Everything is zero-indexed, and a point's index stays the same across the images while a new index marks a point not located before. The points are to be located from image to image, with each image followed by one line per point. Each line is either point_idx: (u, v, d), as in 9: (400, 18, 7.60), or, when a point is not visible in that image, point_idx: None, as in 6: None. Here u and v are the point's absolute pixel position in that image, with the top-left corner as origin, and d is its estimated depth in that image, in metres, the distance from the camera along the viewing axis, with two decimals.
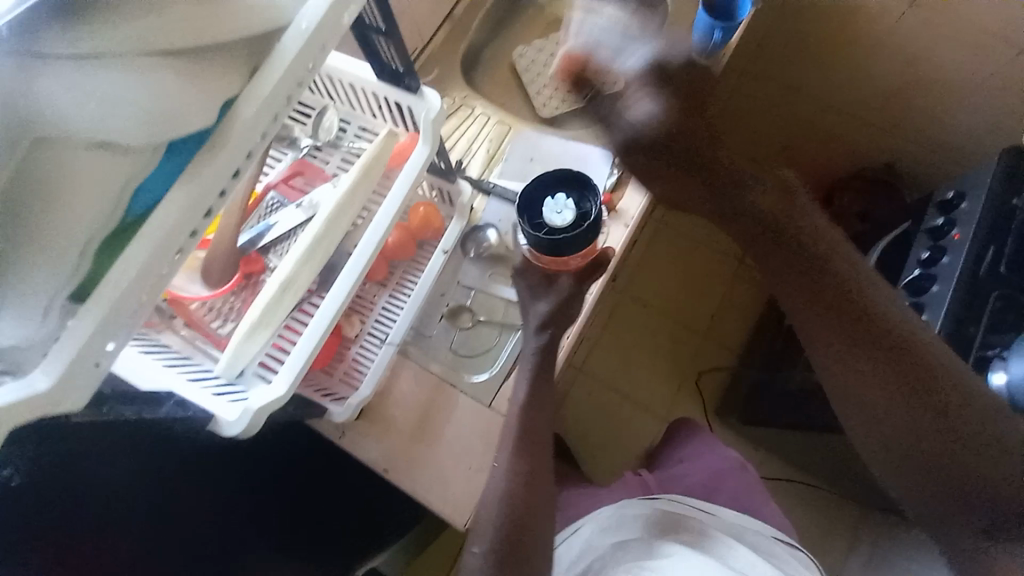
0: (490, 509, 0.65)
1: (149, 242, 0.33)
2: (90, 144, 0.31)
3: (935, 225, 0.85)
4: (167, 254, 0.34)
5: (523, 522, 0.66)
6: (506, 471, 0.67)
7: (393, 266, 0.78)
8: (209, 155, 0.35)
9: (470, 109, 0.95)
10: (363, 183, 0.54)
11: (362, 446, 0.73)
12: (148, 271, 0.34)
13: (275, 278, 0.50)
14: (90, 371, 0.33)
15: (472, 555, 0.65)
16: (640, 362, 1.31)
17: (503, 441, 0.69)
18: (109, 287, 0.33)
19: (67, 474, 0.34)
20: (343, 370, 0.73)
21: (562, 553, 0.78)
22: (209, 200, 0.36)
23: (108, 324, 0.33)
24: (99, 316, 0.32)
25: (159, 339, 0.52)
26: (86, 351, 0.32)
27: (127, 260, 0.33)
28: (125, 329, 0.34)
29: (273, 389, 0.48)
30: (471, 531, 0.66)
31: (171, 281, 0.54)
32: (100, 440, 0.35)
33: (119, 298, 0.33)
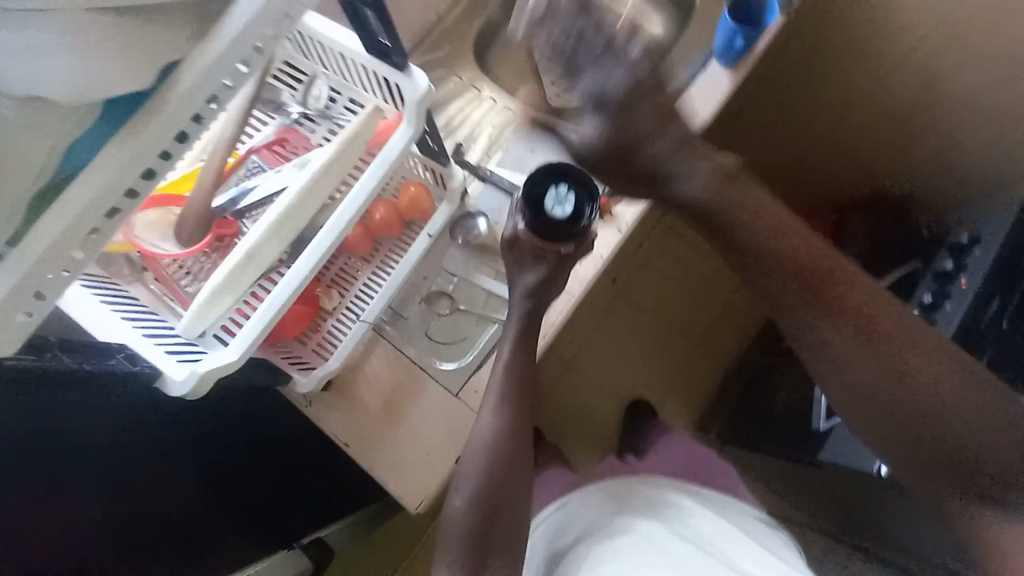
0: (474, 463, 0.64)
1: (74, 204, 0.35)
2: (21, 98, 0.32)
3: (943, 269, 0.81)
4: (95, 216, 0.36)
5: (507, 481, 0.64)
6: (492, 428, 0.66)
7: (378, 242, 0.77)
8: (147, 116, 0.36)
9: (477, 91, 0.93)
10: (343, 157, 0.54)
11: (326, 417, 0.73)
12: (76, 229, 0.36)
13: (240, 247, 0.51)
14: (20, 323, 0.36)
15: (451, 509, 0.64)
16: (630, 364, 1.27)
17: (488, 398, 0.69)
18: (35, 240, 0.35)
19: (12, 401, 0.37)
20: (317, 340, 0.73)
21: (542, 529, 0.77)
22: (149, 158, 0.37)
23: (28, 280, 0.35)
24: (31, 262, 0.35)
25: (127, 292, 0.53)
26: (12, 304, 0.35)
27: (56, 213, 0.35)
28: (60, 285, 0.37)
29: (226, 353, 0.49)
30: (453, 485, 0.65)
31: (140, 234, 0.53)
32: (38, 383, 0.38)
33: (44, 255, 0.35)
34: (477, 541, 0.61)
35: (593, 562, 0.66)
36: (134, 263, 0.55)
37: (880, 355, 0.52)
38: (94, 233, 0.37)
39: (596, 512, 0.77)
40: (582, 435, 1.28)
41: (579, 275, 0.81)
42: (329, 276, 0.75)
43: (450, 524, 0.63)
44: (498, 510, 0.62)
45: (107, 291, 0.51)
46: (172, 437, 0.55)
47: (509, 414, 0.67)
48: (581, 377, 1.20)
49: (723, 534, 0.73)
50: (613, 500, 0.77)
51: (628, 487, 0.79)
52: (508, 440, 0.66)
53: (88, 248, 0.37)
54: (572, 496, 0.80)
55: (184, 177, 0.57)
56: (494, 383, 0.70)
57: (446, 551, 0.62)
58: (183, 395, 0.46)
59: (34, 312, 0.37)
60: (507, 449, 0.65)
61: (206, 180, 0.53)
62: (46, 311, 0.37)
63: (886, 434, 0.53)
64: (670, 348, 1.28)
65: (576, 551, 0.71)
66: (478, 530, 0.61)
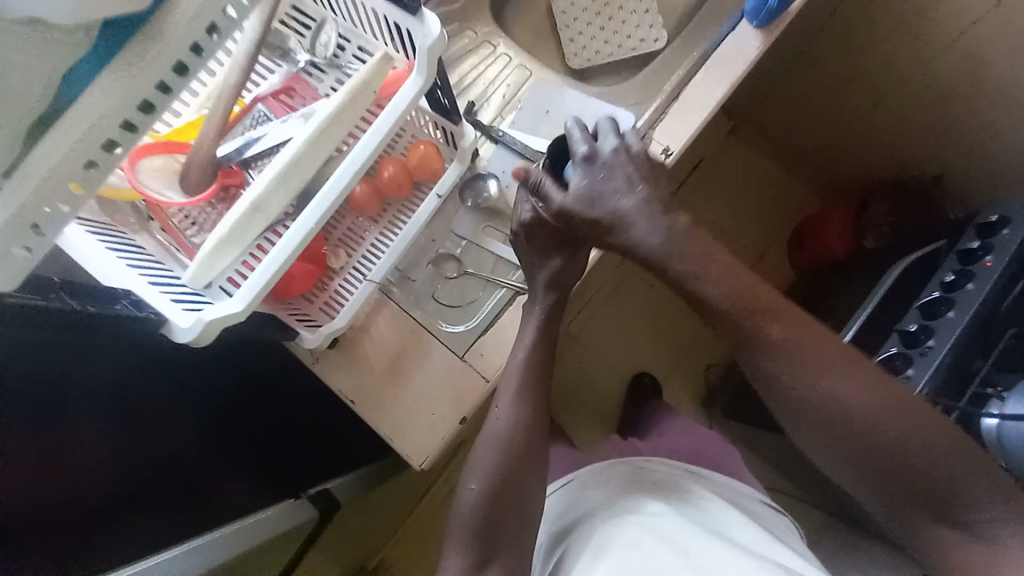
0: (487, 452, 0.66)
1: (69, 133, 0.36)
2: (25, 22, 0.33)
3: (968, 248, 0.78)
4: (90, 148, 0.38)
5: (518, 472, 0.65)
6: (510, 418, 0.68)
7: (386, 203, 0.76)
8: (144, 43, 0.37)
9: (492, 48, 0.89)
10: (350, 107, 0.52)
11: (332, 376, 0.74)
12: (72, 159, 0.37)
13: (246, 198, 0.50)
14: (22, 257, 0.38)
15: (467, 493, 0.65)
16: (635, 338, 1.32)
17: (504, 391, 0.69)
18: (35, 167, 0.37)
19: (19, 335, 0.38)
20: (324, 299, 0.73)
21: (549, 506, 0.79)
22: (145, 89, 0.38)
23: (27, 209, 0.37)
24: (30, 188, 0.37)
25: (132, 239, 0.52)
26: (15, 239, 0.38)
27: (54, 138, 0.36)
28: (57, 220, 0.39)
29: (230, 304, 0.49)
30: (467, 470, 0.67)
31: (145, 181, 0.52)
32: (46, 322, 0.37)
33: (40, 185, 0.37)
34: (484, 533, 0.62)
35: (599, 546, 0.67)
36: (140, 211, 0.54)
37: (864, 386, 0.53)
38: (91, 166, 0.39)
39: (601, 491, 0.78)
40: (584, 412, 1.31)
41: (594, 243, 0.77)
42: (337, 235, 0.75)
43: (462, 506, 0.65)
44: (509, 499, 0.64)
45: (114, 239, 0.50)
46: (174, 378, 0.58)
47: (514, 394, 0.68)
48: (585, 348, 1.32)
49: (728, 515, 0.72)
50: (613, 486, 0.78)
51: (629, 472, 0.80)
52: (526, 428, 0.68)
53: (85, 182, 0.39)
54: (572, 482, 0.83)
55: (189, 124, 0.55)
56: (512, 374, 0.70)
57: (459, 545, 0.63)
58: (188, 341, 0.45)
59: (33, 247, 0.39)
60: (522, 442, 0.67)
61: (210, 127, 0.51)
62: (45, 247, 0.39)
63: (867, 472, 0.52)
64: (676, 325, 1.32)
65: (577, 535, 0.73)
66: (490, 512, 0.63)
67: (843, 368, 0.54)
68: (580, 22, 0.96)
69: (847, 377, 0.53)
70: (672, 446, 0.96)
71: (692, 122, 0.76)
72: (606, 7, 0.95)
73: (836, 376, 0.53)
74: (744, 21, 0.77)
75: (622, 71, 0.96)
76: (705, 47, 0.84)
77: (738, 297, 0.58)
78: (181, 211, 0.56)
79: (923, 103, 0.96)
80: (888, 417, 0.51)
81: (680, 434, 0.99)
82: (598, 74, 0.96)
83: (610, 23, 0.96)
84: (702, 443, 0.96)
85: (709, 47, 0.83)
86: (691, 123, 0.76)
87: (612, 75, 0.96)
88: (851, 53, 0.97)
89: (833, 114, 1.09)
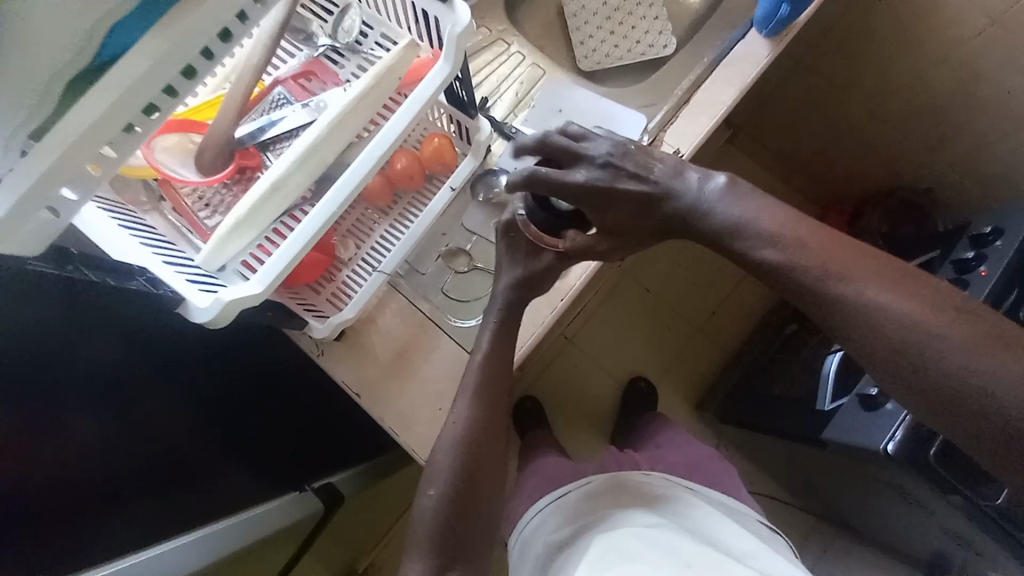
0: (446, 454, 0.64)
1: (108, 92, 0.35)
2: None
3: (964, 258, 0.81)
4: (130, 110, 0.37)
5: (479, 477, 0.64)
6: (466, 419, 0.65)
7: (397, 194, 0.75)
8: (194, 7, 0.37)
9: (505, 45, 0.90)
10: (374, 92, 0.51)
11: (336, 368, 0.72)
12: (109, 122, 0.36)
13: (266, 179, 0.49)
14: (52, 223, 0.38)
15: (425, 501, 0.63)
16: (632, 341, 1.33)
17: (463, 389, 0.67)
18: (70, 126, 0.35)
19: (41, 307, 0.38)
20: (331, 290, 0.72)
21: (545, 520, 0.75)
22: (190, 54, 0.38)
23: (58, 169, 0.36)
24: (62, 149, 0.35)
25: (144, 219, 0.51)
26: (43, 203, 0.36)
27: (93, 98, 0.35)
28: (86, 185, 0.38)
29: (249, 287, 0.48)
30: (426, 477, 0.64)
31: (160, 157, 0.51)
32: (70, 294, 0.37)
33: (75, 146, 0.36)
34: (452, 541, 0.61)
35: (602, 558, 0.63)
36: (152, 190, 0.53)
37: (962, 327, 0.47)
38: (129, 129, 0.39)
39: (603, 504, 0.75)
40: (577, 418, 1.31)
41: None
42: (346, 225, 0.74)
43: (420, 516, 0.63)
44: (468, 507, 0.63)
45: (124, 216, 0.49)
46: (170, 365, 0.56)
47: (478, 396, 0.66)
48: (582, 352, 1.32)
49: (722, 523, 0.71)
50: (603, 499, 0.75)
51: (616, 484, 0.77)
52: (481, 429, 0.65)
53: (120, 143, 0.39)
54: (559, 494, 0.78)
55: (206, 104, 0.55)
56: (471, 373, 0.67)
57: (418, 550, 0.62)
58: (206, 321, 0.44)
59: (58, 211, 0.38)
60: (479, 444, 0.65)
61: (230, 106, 0.50)
62: (72, 212, 0.39)
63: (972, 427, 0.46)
64: (672, 331, 1.33)
65: (576, 550, 0.68)
66: (447, 524, 0.62)
67: (910, 335, 0.48)
68: (591, 25, 0.97)
69: (932, 311, 0.48)
70: (668, 460, 0.94)
71: (704, 125, 0.77)
72: (616, 12, 0.97)
73: (913, 311, 0.48)
74: (753, 30, 0.80)
75: (632, 74, 0.97)
76: (715, 54, 0.86)
77: (793, 253, 0.53)
78: (194, 191, 0.54)
79: (915, 116, 1.00)
80: (984, 355, 0.46)
81: (677, 445, 0.98)
82: (608, 76, 0.97)
83: (620, 27, 0.97)
84: (700, 460, 0.93)
85: (718, 55, 0.85)
86: (702, 126, 0.77)
87: (621, 78, 0.97)
88: (850, 64, 1.01)
89: (827, 126, 1.13)
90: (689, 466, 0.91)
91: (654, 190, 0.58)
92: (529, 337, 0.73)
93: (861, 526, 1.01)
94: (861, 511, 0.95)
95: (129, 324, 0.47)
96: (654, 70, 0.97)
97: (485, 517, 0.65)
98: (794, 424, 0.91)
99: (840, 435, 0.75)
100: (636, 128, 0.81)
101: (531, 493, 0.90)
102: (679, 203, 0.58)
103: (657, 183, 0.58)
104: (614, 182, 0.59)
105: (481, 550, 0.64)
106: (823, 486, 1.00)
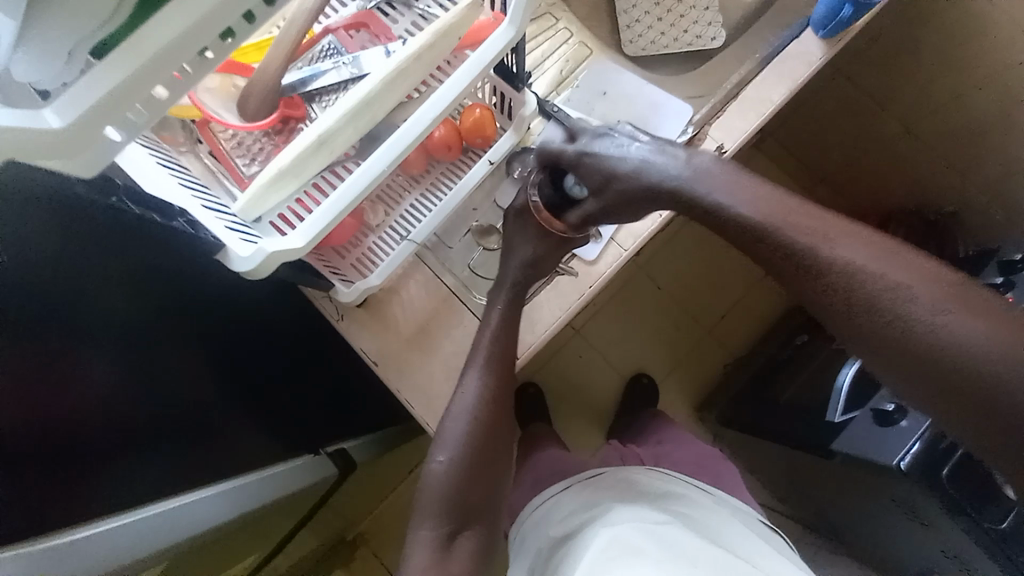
0: (458, 422, 0.63)
1: (192, 8, 0.31)
2: None
3: (992, 283, 0.80)
4: (209, 34, 0.33)
5: (488, 446, 0.64)
6: (477, 388, 0.64)
7: (430, 163, 0.73)
8: None
9: (553, 20, 0.87)
10: (432, 49, 0.49)
11: (354, 333, 0.70)
12: (188, 42, 0.32)
13: (312, 130, 0.47)
14: (112, 145, 0.34)
15: (434, 465, 0.62)
16: (639, 338, 1.32)
17: (473, 359, 0.66)
18: (146, 40, 0.31)
19: (86, 241, 0.38)
20: (356, 256, 0.70)
21: (550, 512, 0.72)
22: None
23: (129, 91, 0.32)
24: (135, 64, 0.31)
25: (180, 159, 0.50)
26: (108, 122, 0.33)
27: (172, 14, 0.31)
28: (152, 110, 0.35)
29: (291, 239, 0.48)
30: (435, 442, 0.64)
31: (204, 98, 0.50)
32: (111, 227, 0.38)
33: (150, 64, 0.31)
34: (458, 505, 0.61)
35: (606, 545, 0.59)
36: (189, 131, 0.52)
37: None
38: (202, 53, 0.34)
39: (607, 494, 0.71)
40: (577, 410, 1.31)
41: (633, 231, 0.74)
42: (375, 191, 0.72)
43: (429, 482, 0.62)
44: (477, 479, 0.63)
45: (164, 156, 0.48)
46: (193, 313, 0.54)
47: (495, 378, 0.65)
48: (588, 344, 1.32)
49: (727, 525, 0.67)
50: (601, 491, 0.72)
51: (617, 478, 0.74)
52: (492, 399, 0.65)
53: (195, 68, 0.35)
54: (561, 487, 0.76)
55: (254, 47, 0.53)
56: (482, 346, 0.66)
57: (426, 517, 0.61)
58: (247, 271, 0.45)
59: (115, 133, 0.34)
60: (488, 413, 0.64)
61: (281, 51, 0.49)
62: (129, 136, 0.35)
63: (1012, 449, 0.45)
64: (678, 331, 1.33)
65: (573, 543, 0.64)
66: (455, 490, 0.61)
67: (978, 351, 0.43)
68: (639, 9, 0.94)
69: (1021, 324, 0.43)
70: (673, 456, 0.94)
71: (753, 121, 0.74)
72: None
73: (995, 319, 0.43)
74: (809, 29, 0.77)
75: (677, 65, 0.95)
76: (767, 51, 0.84)
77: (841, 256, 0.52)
78: (234, 136, 0.53)
79: (946, 138, 0.99)
80: None
81: (680, 443, 0.98)
82: (652, 64, 0.94)
83: (668, 15, 0.94)
84: (708, 460, 0.93)
85: (771, 52, 0.82)
86: (749, 122, 0.75)
87: (664, 67, 0.94)
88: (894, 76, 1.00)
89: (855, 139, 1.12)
90: (694, 465, 0.91)
91: (630, 158, 0.56)
92: (553, 319, 0.72)
93: (852, 537, 1.02)
94: (855, 523, 0.95)
95: (169, 262, 0.46)
96: (700, 63, 0.94)
97: (494, 492, 0.64)
98: (800, 432, 0.90)
99: (851, 448, 0.75)
100: (680, 118, 0.79)
101: (535, 482, 0.89)
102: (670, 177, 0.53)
103: (633, 154, 0.56)
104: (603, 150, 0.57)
105: (490, 522, 0.64)
106: (819, 495, 1.00)
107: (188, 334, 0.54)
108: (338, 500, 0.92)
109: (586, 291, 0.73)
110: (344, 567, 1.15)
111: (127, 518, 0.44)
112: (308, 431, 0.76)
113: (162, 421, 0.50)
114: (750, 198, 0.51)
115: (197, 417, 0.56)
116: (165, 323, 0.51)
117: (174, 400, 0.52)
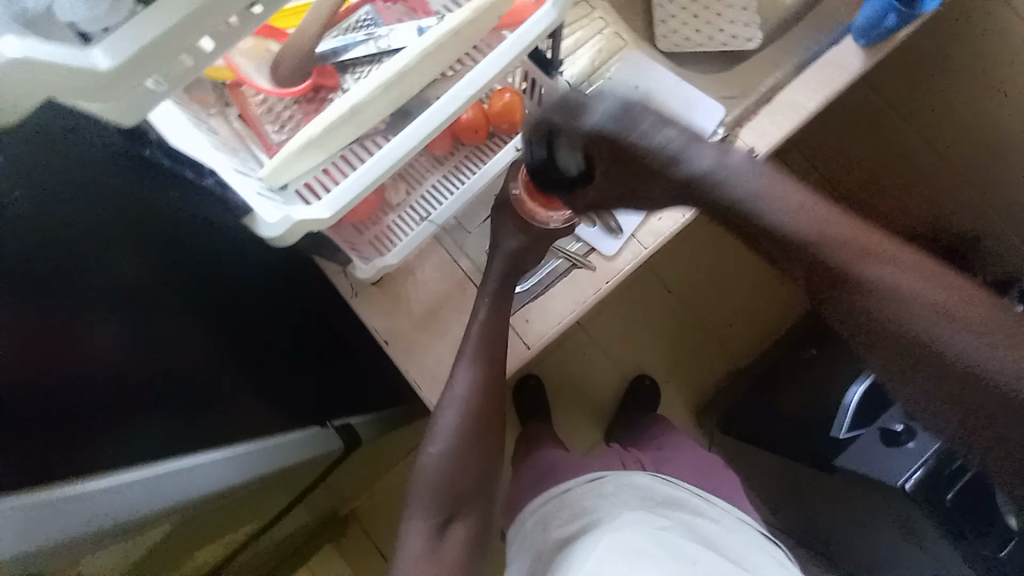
0: (448, 415, 0.63)
1: None
2: None
3: None
4: None
5: (480, 439, 0.65)
6: (470, 379, 0.63)
7: (456, 145, 0.72)
8: None
9: (589, 8, 0.86)
10: (474, 25, 0.48)
11: (366, 312, 0.70)
12: None
13: (346, 98, 0.46)
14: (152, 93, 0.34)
15: (426, 457, 0.63)
16: (644, 339, 1.31)
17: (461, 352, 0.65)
18: None
19: (119, 197, 0.38)
20: (375, 233, 0.70)
21: (553, 514, 0.72)
22: None
23: (178, 36, 0.31)
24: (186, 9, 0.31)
25: (209, 120, 0.50)
26: (155, 65, 0.32)
27: None
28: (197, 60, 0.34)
29: (315, 210, 0.48)
30: (427, 434, 0.64)
31: (238, 59, 0.50)
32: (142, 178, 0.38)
33: (201, 9, 0.31)
34: (454, 493, 0.62)
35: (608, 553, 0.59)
36: (222, 94, 0.52)
37: None
38: (250, 6, 0.34)
39: (610, 500, 0.70)
40: (578, 408, 1.31)
41: (655, 228, 0.73)
42: (398, 168, 0.71)
43: (422, 474, 0.63)
44: (474, 469, 0.64)
45: (193, 115, 0.48)
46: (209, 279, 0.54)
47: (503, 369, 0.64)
48: (592, 341, 1.31)
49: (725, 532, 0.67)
50: (605, 495, 0.71)
51: (621, 483, 0.73)
52: (484, 391, 0.64)
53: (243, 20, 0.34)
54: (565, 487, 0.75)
55: (292, 11, 0.52)
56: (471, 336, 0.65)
57: (420, 507, 0.61)
58: (273, 238, 0.45)
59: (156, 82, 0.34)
60: (480, 404, 0.64)
61: (318, 18, 0.48)
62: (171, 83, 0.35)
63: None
64: (684, 335, 1.32)
65: (573, 547, 0.63)
66: (446, 479, 0.62)
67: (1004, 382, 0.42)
68: (676, 4, 0.92)
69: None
70: (672, 461, 0.94)
71: (781, 127, 0.73)
72: None
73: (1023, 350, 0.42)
74: (850, 37, 0.75)
75: (712, 64, 0.93)
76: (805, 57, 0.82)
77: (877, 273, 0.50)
78: (265, 101, 0.53)
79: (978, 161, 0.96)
80: None
81: (679, 449, 0.98)
82: (686, 61, 0.92)
83: (705, 13, 0.92)
84: (707, 466, 0.92)
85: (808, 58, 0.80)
86: (783, 127, 0.73)
87: (697, 65, 0.93)
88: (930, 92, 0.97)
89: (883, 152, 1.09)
90: (695, 471, 0.91)
91: (658, 145, 0.47)
92: (566, 313, 0.71)
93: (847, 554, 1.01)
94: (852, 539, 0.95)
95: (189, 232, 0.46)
96: (734, 64, 0.92)
97: (490, 479, 0.66)
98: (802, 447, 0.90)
99: (855, 466, 0.75)
100: (712, 118, 0.78)
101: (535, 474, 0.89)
102: (690, 170, 0.47)
103: (663, 141, 0.47)
104: (627, 128, 0.47)
105: (484, 512, 0.64)
106: (816, 510, 1.00)
107: (204, 301, 0.54)
108: (338, 475, 0.93)
109: (601, 288, 0.72)
110: (334, 542, 1.16)
111: (140, 474, 0.45)
112: (314, 406, 0.76)
113: (170, 380, 0.50)
114: (781, 204, 0.46)
115: (206, 384, 0.55)
116: (185, 290, 0.51)
117: (183, 363, 0.52)
